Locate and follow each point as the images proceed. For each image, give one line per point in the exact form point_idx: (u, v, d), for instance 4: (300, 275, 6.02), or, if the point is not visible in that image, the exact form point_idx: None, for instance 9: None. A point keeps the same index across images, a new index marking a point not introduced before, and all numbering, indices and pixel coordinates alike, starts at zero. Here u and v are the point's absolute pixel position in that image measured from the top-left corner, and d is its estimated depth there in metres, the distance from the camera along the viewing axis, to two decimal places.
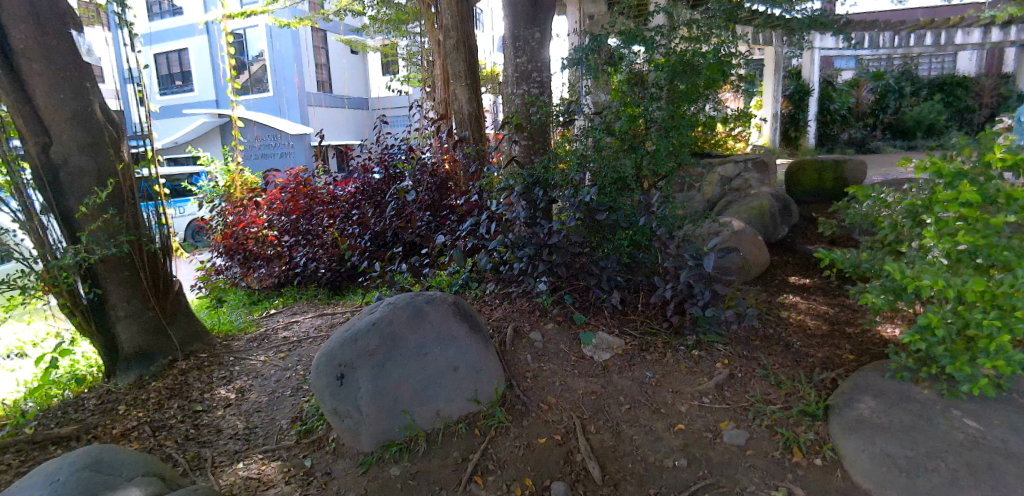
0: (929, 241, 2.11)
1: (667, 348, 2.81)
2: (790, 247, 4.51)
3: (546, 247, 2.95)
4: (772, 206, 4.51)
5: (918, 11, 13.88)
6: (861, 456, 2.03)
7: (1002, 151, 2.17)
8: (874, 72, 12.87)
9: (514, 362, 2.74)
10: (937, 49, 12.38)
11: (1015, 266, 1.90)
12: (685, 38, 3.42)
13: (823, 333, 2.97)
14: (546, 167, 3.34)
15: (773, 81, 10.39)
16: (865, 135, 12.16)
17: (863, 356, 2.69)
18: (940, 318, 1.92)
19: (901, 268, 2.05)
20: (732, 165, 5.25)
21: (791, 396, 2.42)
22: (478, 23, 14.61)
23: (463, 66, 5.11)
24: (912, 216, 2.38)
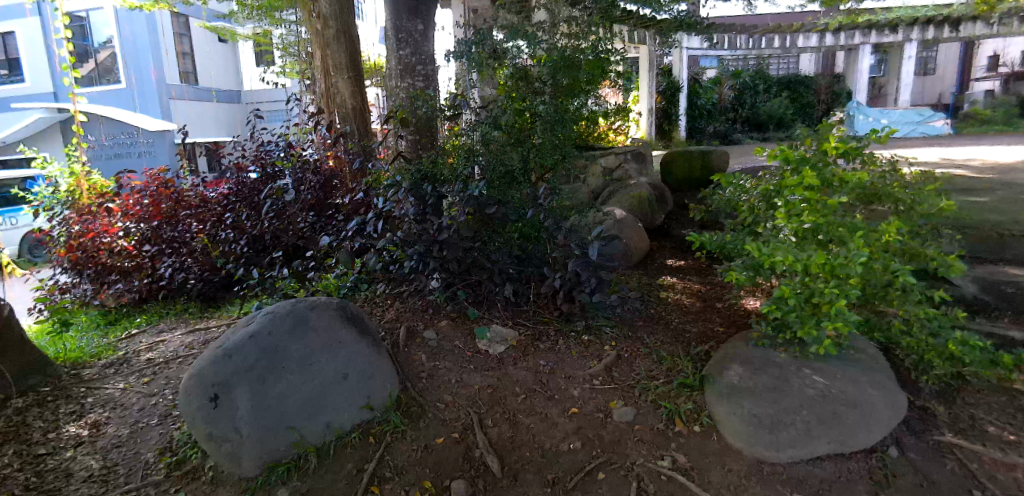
0: (782, 222, 2.34)
1: (559, 335, 2.90)
2: (667, 232, 4.85)
3: (437, 243, 2.91)
4: (649, 195, 4.80)
5: (768, 17, 15.58)
6: (732, 419, 2.20)
7: (835, 141, 2.48)
8: (733, 71, 14.32)
9: (408, 363, 2.68)
10: (784, 51, 13.93)
11: (849, 241, 2.16)
12: (565, 34, 3.53)
13: (697, 309, 3.22)
14: (434, 162, 3.34)
15: (648, 79, 11.08)
16: (728, 128, 13.39)
17: (731, 328, 2.96)
18: (792, 289, 2.14)
19: (759, 246, 2.26)
20: (613, 158, 5.55)
21: (671, 371, 2.59)
22: (361, 14, 14.04)
23: (346, 57, 4.89)
24: (766, 200, 2.63)
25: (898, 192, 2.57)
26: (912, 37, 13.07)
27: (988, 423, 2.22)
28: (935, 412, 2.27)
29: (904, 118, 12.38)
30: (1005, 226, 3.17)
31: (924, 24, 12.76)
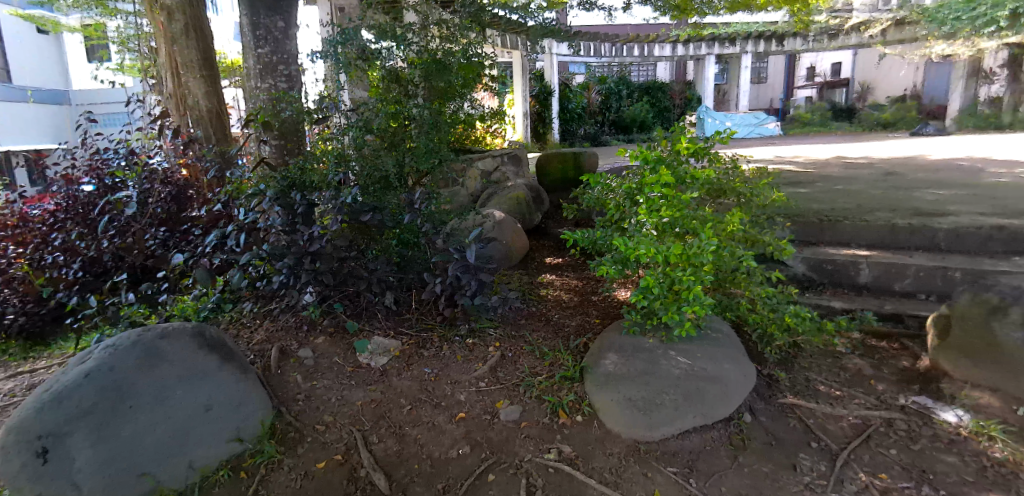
0: (644, 217, 2.50)
1: (443, 341, 2.87)
2: (545, 231, 5.02)
3: (308, 254, 2.75)
4: (526, 196, 4.93)
5: (627, 28, 16.79)
6: (609, 405, 2.31)
7: (686, 141, 2.73)
8: (599, 77, 15.20)
9: (282, 386, 2.50)
10: (643, 59, 15.09)
11: (701, 232, 2.38)
12: (437, 36, 3.50)
13: (575, 304, 3.36)
14: (302, 168, 3.13)
15: (522, 83, 11.42)
16: (597, 130, 14.18)
17: (606, 319, 3.13)
18: (656, 279, 2.31)
19: (625, 240, 2.39)
20: (490, 160, 5.64)
21: (553, 365, 2.67)
22: (215, 9, 12.89)
23: (197, 54, 4.44)
24: (630, 198, 2.79)
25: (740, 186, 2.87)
26: (747, 50, 14.83)
27: (819, 383, 2.56)
28: (778, 378, 2.57)
29: (745, 121, 13.98)
30: (823, 212, 3.69)
31: (756, 38, 14.53)
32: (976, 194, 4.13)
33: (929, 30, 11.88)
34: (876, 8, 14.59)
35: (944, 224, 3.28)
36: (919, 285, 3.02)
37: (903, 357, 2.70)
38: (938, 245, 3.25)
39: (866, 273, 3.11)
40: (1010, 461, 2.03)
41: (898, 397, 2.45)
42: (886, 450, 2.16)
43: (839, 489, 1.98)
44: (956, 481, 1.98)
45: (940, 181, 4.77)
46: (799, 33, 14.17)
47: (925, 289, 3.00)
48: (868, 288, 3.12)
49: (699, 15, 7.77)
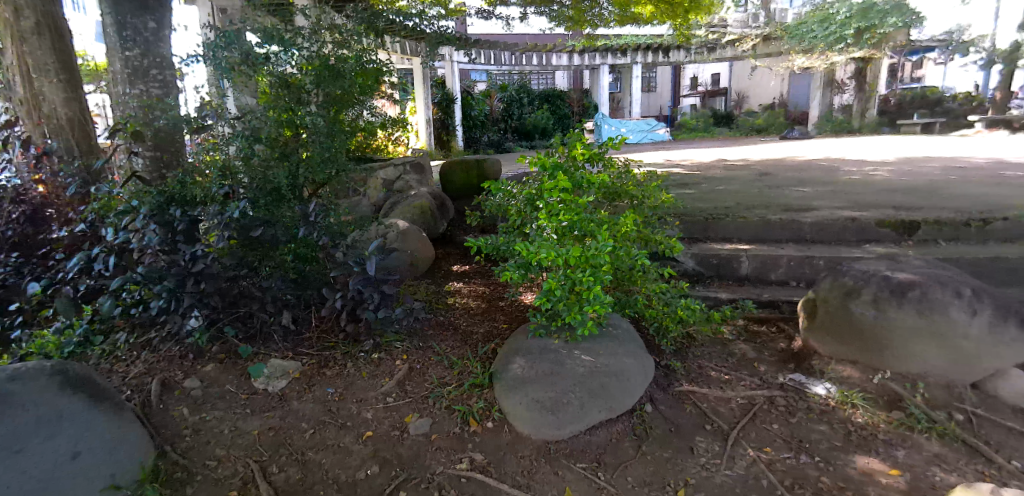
0: (544, 222, 2.52)
1: (348, 358, 2.77)
2: (451, 239, 4.99)
3: (192, 275, 2.56)
4: (430, 204, 4.87)
5: (526, 37, 17.22)
6: (519, 408, 2.31)
7: (581, 147, 2.82)
8: (500, 85, 15.43)
9: (167, 421, 2.28)
10: (541, 68, 15.53)
11: (598, 234, 2.45)
12: (332, 42, 3.40)
13: (482, 310, 3.37)
14: (181, 182, 2.89)
15: (423, 91, 11.31)
16: (500, 137, 14.36)
17: (513, 323, 3.17)
18: (558, 282, 2.35)
19: (526, 246, 2.41)
20: (391, 169, 5.56)
21: (462, 374, 2.66)
22: (74, 7, 11.56)
23: (53, 57, 3.96)
24: (530, 203, 2.81)
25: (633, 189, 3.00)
26: (637, 60, 15.75)
27: (710, 369, 2.75)
28: (674, 367, 2.73)
29: (638, 127, 14.79)
30: (708, 211, 3.98)
31: (644, 49, 15.50)
32: (833, 190, 4.66)
33: (790, 45, 13.67)
34: (747, 24, 16.09)
35: (808, 218, 3.66)
36: (790, 273, 3.35)
37: (780, 340, 2.98)
38: (804, 237, 3.62)
39: (746, 265, 3.39)
40: (869, 424, 2.30)
41: (777, 376, 2.69)
42: (770, 426, 2.36)
43: (732, 466, 2.13)
44: (828, 446, 2.21)
45: (804, 180, 5.33)
46: (683, 45, 15.27)
47: (795, 277, 3.34)
48: (748, 278, 3.41)
49: (591, 27, 8.12)
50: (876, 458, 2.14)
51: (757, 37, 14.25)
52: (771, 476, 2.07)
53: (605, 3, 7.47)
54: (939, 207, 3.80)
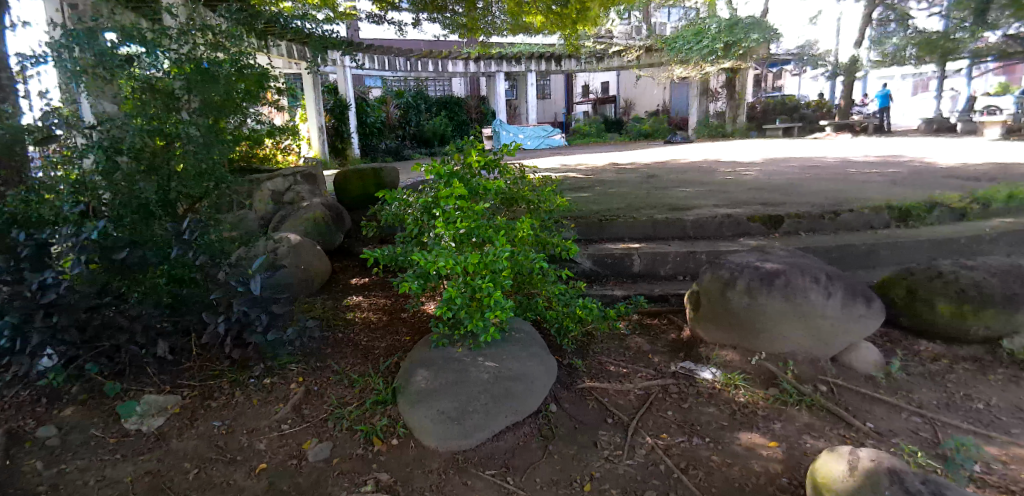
0: (441, 230, 2.47)
1: (236, 386, 2.57)
2: (349, 251, 4.79)
3: (42, 308, 2.29)
4: (325, 216, 4.65)
5: (421, 43, 17.08)
6: (423, 421, 2.25)
7: (476, 155, 2.82)
8: (396, 91, 15.14)
9: (14, 479, 1.98)
10: (438, 74, 15.46)
11: (496, 240, 2.45)
12: (206, 44, 3.16)
13: (384, 324, 3.27)
14: (26, 200, 2.50)
15: (315, 97, 10.83)
16: (399, 144, 14.06)
17: (416, 334, 3.10)
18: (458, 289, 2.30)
19: (423, 255, 2.35)
20: (280, 180, 5.21)
21: (364, 391, 2.55)
22: None
23: None
24: (427, 211, 2.74)
25: (529, 195, 3.05)
26: (532, 68, 16.18)
27: (610, 364, 2.87)
28: (577, 366, 2.81)
29: (535, 133, 15.17)
30: (601, 212, 4.16)
31: (538, 58, 15.97)
32: (711, 190, 5.07)
33: (669, 56, 14.79)
34: (631, 36, 17.12)
35: (690, 216, 3.94)
36: (677, 268, 3.58)
37: (671, 331, 3.17)
38: (688, 234, 3.89)
39: (638, 262, 3.58)
40: (750, 402, 2.51)
41: (669, 365, 2.87)
42: (665, 413, 2.50)
43: (633, 455, 2.23)
44: (716, 427, 2.38)
45: (686, 181, 5.74)
46: (573, 54, 15.91)
47: (682, 271, 3.57)
48: (641, 275, 3.60)
49: (485, 35, 8.20)
50: (757, 432, 2.33)
51: (640, 49, 15.24)
52: (668, 461, 2.18)
53: (498, 12, 7.58)
54: (798, 203, 4.26)
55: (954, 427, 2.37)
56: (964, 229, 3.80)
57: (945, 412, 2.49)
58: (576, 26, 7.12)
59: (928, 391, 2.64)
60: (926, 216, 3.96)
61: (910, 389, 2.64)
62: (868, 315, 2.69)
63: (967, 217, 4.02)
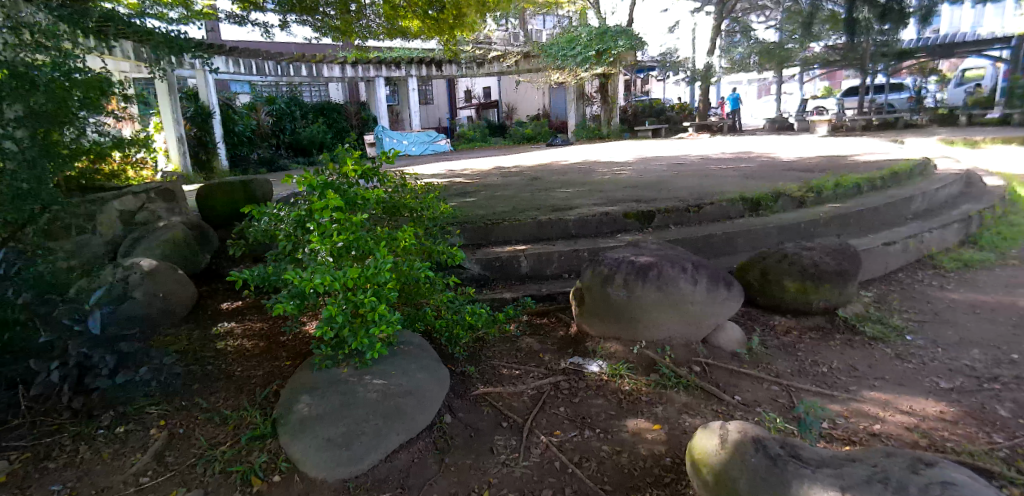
0: (317, 244, 2.29)
1: (80, 441, 2.23)
2: (218, 273, 4.37)
3: None
4: (186, 236, 4.21)
5: (292, 46, 16.17)
6: (308, 451, 2.10)
7: (352, 163, 2.69)
8: (266, 97, 14.14)
9: None
10: (312, 79, 14.71)
11: (377, 251, 2.32)
12: (15, 42, 2.80)
13: (260, 350, 3.02)
14: None
15: (170, 104, 9.80)
16: (273, 154, 13.15)
17: (297, 358, 2.90)
18: (338, 306, 2.15)
19: (297, 272, 2.16)
20: (130, 198, 4.63)
21: (238, 427, 2.34)
22: None
23: None
24: (300, 225, 2.53)
25: (412, 203, 2.96)
26: (412, 73, 15.96)
27: (502, 367, 2.89)
28: (470, 373, 2.80)
29: (419, 139, 14.98)
30: (487, 216, 4.18)
31: (418, 63, 15.81)
32: (590, 190, 5.31)
33: (546, 62, 15.29)
34: (509, 42, 17.54)
35: (572, 215, 4.09)
36: (562, 267, 3.69)
37: (559, 328, 3.27)
38: (571, 232, 4.04)
39: (525, 263, 3.65)
40: (635, 390, 2.65)
41: (559, 362, 2.94)
42: (557, 410, 2.56)
43: (529, 456, 2.25)
44: (606, 417, 2.48)
45: (567, 182, 5.97)
46: (453, 59, 15.94)
47: (567, 269, 3.69)
48: (528, 276, 3.67)
49: (360, 39, 7.93)
50: (643, 417, 2.46)
51: (518, 55, 15.66)
52: (562, 457, 2.23)
53: (372, 16, 7.36)
54: (667, 198, 4.59)
55: (805, 391, 2.68)
56: (803, 215, 4.31)
57: (798, 378, 2.81)
58: (454, 31, 7.12)
59: (784, 361, 2.96)
60: (773, 205, 4.45)
61: (768, 360, 2.94)
62: (730, 298, 2.94)
63: (805, 204, 4.58)
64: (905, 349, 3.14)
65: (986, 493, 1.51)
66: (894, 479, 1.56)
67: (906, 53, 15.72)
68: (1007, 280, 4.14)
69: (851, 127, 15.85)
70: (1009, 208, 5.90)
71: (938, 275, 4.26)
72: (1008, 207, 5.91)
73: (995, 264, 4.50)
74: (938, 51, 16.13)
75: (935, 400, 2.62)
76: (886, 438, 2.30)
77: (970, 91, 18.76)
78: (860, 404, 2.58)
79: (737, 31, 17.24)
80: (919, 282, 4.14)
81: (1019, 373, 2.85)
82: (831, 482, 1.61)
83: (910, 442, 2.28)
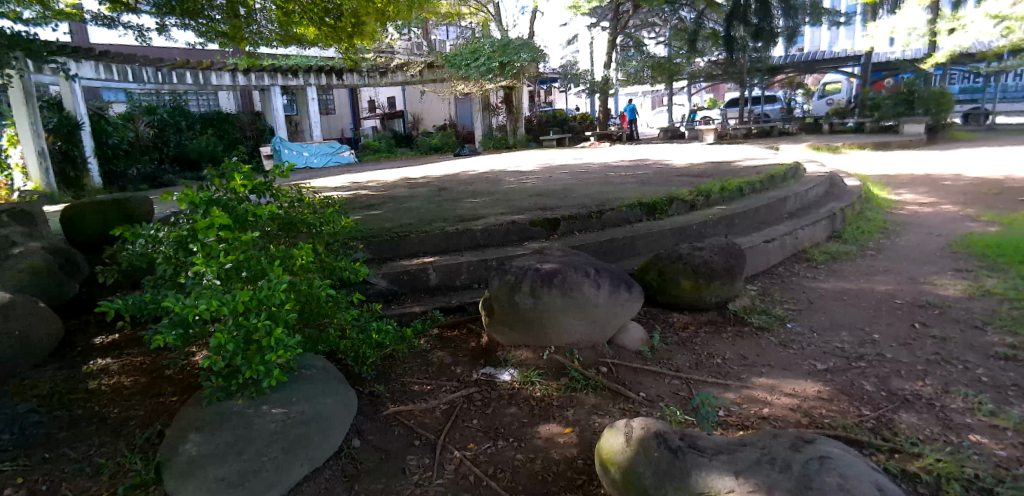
0: (201, 267, 2.10)
1: None
2: (90, 303, 3.92)
3: None
4: (48, 264, 3.74)
5: (174, 52, 14.97)
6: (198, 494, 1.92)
7: (240, 177, 2.51)
8: (145, 106, 12.95)
9: None
10: (199, 88, 13.69)
11: (271, 271, 2.17)
12: None
13: (141, 387, 2.74)
14: None
15: (28, 113, 8.66)
16: (156, 169, 12.05)
17: (185, 393, 2.66)
18: (228, 333, 1.99)
19: (177, 299, 1.96)
20: None
21: (115, 476, 2.09)
22: None
23: None
24: (182, 247, 2.32)
25: (310, 218, 2.82)
26: (311, 82, 15.36)
27: (413, 384, 2.83)
28: (379, 393, 2.71)
29: (321, 150, 14.33)
30: (393, 229, 4.08)
31: (316, 71, 15.23)
32: (497, 199, 5.35)
33: (450, 72, 15.31)
34: (412, 52, 17.37)
35: (480, 225, 4.10)
36: (471, 277, 3.69)
37: (470, 339, 3.25)
38: (479, 242, 4.04)
39: (434, 275, 3.60)
40: (546, 395, 2.69)
41: (471, 374, 2.92)
42: (470, 423, 2.54)
43: (443, 473, 2.21)
44: (518, 425, 2.49)
45: (474, 192, 5.98)
46: (354, 68, 15.51)
47: (477, 279, 3.69)
48: (437, 288, 3.63)
49: (251, 46, 7.51)
50: (554, 422, 2.50)
51: (422, 65, 15.54)
52: (477, 470, 2.21)
53: (264, 21, 7.00)
54: (571, 205, 4.73)
55: (703, 383, 2.85)
56: (694, 217, 4.62)
57: (696, 370, 2.99)
58: (353, 40, 6.95)
59: (683, 355, 3.14)
60: (668, 209, 4.73)
61: (669, 356, 3.11)
62: (631, 299, 3.08)
63: (696, 207, 4.91)
64: (786, 336, 3.44)
65: (856, 463, 1.68)
66: (780, 458, 1.69)
67: (776, 69, 17.43)
68: (866, 269, 4.67)
69: (735, 135, 17.28)
70: (864, 206, 6.68)
71: (811, 268, 4.72)
72: (864, 205, 6.69)
73: (856, 255, 5.07)
74: (802, 67, 18.05)
75: (813, 381, 2.90)
76: (773, 421, 2.50)
77: (829, 103, 21.15)
78: (750, 391, 2.79)
79: (631, 45, 18.28)
80: (795, 274, 4.57)
81: (879, 351, 3.22)
82: (726, 467, 1.72)
83: (794, 422, 2.49)
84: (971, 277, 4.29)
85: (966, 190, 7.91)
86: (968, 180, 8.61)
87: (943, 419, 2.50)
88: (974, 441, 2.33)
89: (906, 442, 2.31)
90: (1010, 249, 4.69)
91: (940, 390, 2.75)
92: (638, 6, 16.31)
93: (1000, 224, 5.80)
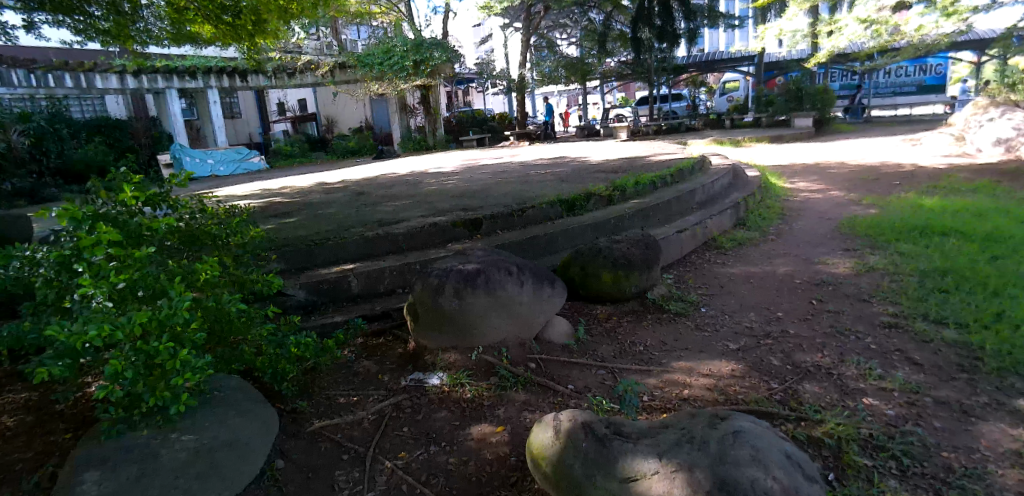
0: (88, 287, 1.88)
1: None
2: None
3: None
4: None
5: (50, 51, 13.49)
6: None
7: (131, 189, 2.29)
8: (17, 112, 11.58)
9: None
10: (81, 91, 12.45)
11: (171, 290, 2.00)
12: None
13: (26, 427, 2.46)
14: None
15: None
16: (36, 182, 10.83)
17: (80, 429, 2.42)
18: (125, 360, 1.81)
19: (61, 327, 1.75)
20: None
21: None
22: None
23: None
24: (64, 268, 2.08)
25: (214, 230, 2.65)
26: (211, 84, 14.48)
27: (338, 396, 2.73)
28: (301, 409, 2.60)
29: (226, 156, 13.45)
30: (309, 237, 3.90)
31: (216, 72, 14.37)
32: (418, 201, 5.27)
33: (363, 72, 14.90)
34: (322, 51, 16.71)
35: (400, 229, 4.01)
36: (395, 282, 3.60)
37: (397, 346, 3.19)
38: (400, 246, 3.96)
39: (355, 283, 3.49)
40: (476, 396, 2.68)
41: (399, 381, 2.86)
42: (400, 431, 2.48)
43: (374, 485, 2.15)
44: (449, 429, 2.47)
45: (393, 195, 5.85)
46: (259, 69, 14.73)
47: (400, 284, 3.60)
48: (360, 296, 3.52)
49: (139, 45, 6.93)
50: (485, 422, 2.51)
51: (332, 64, 14.96)
52: (409, 479, 2.17)
53: (152, 18, 6.50)
54: (492, 205, 4.74)
55: (627, 371, 2.96)
56: (611, 212, 4.77)
57: (620, 359, 3.09)
58: (255, 38, 6.58)
59: (607, 345, 3.24)
60: (586, 205, 4.86)
61: (593, 348, 3.20)
62: (554, 295, 3.13)
63: (612, 202, 5.08)
64: (700, 320, 3.65)
65: (765, 434, 1.80)
66: (698, 437, 1.78)
67: (680, 68, 18.42)
68: (768, 253, 5.04)
69: (647, 132, 18.08)
70: (764, 195, 7.20)
71: (720, 254, 5.03)
72: (763, 193, 7.21)
73: (759, 241, 5.46)
74: (703, 67, 19.19)
75: (727, 361, 3.08)
76: (693, 401, 2.65)
77: (730, 100, 22.60)
78: (671, 375, 2.93)
79: (543, 46, 18.62)
80: (707, 261, 4.85)
81: (782, 328, 3.48)
82: (650, 451, 1.79)
83: (711, 400, 2.65)
84: (857, 255, 4.74)
85: (849, 177, 8.73)
86: (850, 169, 9.51)
87: (840, 386, 2.75)
88: (867, 404, 2.58)
89: (810, 410, 2.51)
90: (888, 229, 5.23)
91: (837, 360, 3.02)
92: (549, 7, 16.68)
93: (877, 207, 6.46)
